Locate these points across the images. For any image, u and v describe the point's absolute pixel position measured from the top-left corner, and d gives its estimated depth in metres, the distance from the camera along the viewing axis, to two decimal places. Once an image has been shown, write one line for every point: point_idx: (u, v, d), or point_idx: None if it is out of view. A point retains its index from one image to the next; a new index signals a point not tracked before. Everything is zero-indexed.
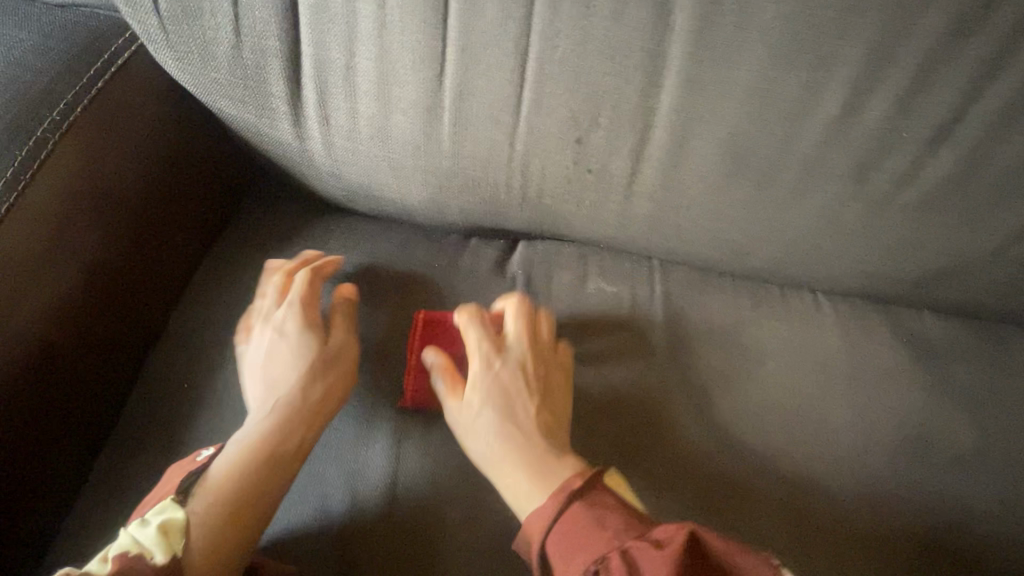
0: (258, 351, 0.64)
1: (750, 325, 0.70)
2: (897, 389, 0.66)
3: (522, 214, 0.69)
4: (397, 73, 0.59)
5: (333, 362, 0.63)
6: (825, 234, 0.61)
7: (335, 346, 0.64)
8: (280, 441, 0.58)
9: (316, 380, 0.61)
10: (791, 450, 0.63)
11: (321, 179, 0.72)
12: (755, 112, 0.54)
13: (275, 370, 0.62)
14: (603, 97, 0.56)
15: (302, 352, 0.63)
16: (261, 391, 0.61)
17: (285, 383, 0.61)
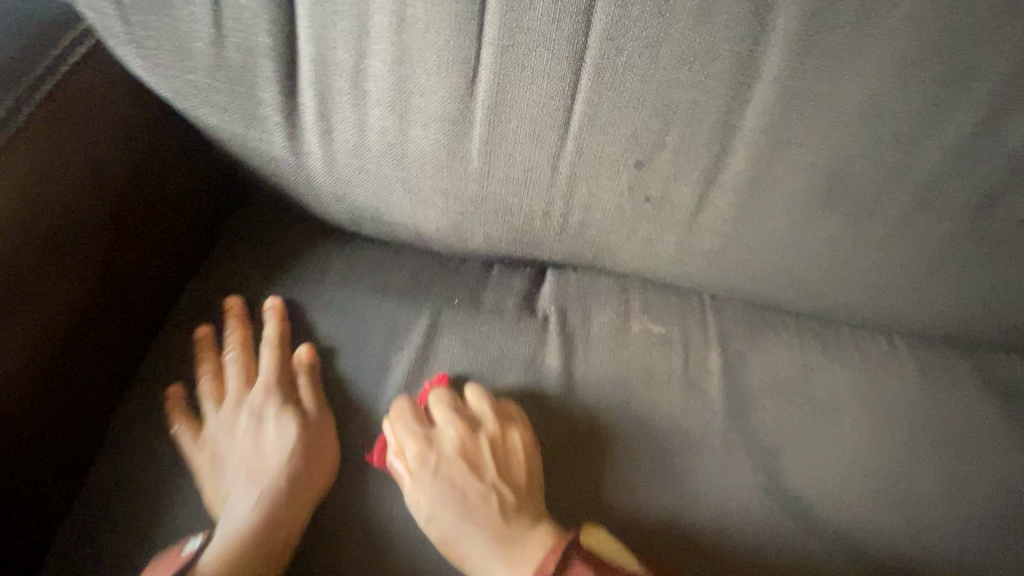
0: (234, 427, 0.54)
1: (823, 374, 0.59)
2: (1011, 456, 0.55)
3: (560, 244, 0.59)
4: (418, 79, 0.48)
5: (315, 437, 0.54)
6: (919, 271, 0.53)
7: (312, 416, 0.55)
8: (264, 540, 0.48)
9: (298, 461, 0.52)
10: (881, 529, 0.53)
11: (321, 201, 0.60)
12: (851, 132, 0.47)
13: (257, 452, 0.53)
14: (679, 110, 0.47)
15: (284, 428, 0.53)
16: (242, 478, 0.52)
17: (269, 467, 0.52)
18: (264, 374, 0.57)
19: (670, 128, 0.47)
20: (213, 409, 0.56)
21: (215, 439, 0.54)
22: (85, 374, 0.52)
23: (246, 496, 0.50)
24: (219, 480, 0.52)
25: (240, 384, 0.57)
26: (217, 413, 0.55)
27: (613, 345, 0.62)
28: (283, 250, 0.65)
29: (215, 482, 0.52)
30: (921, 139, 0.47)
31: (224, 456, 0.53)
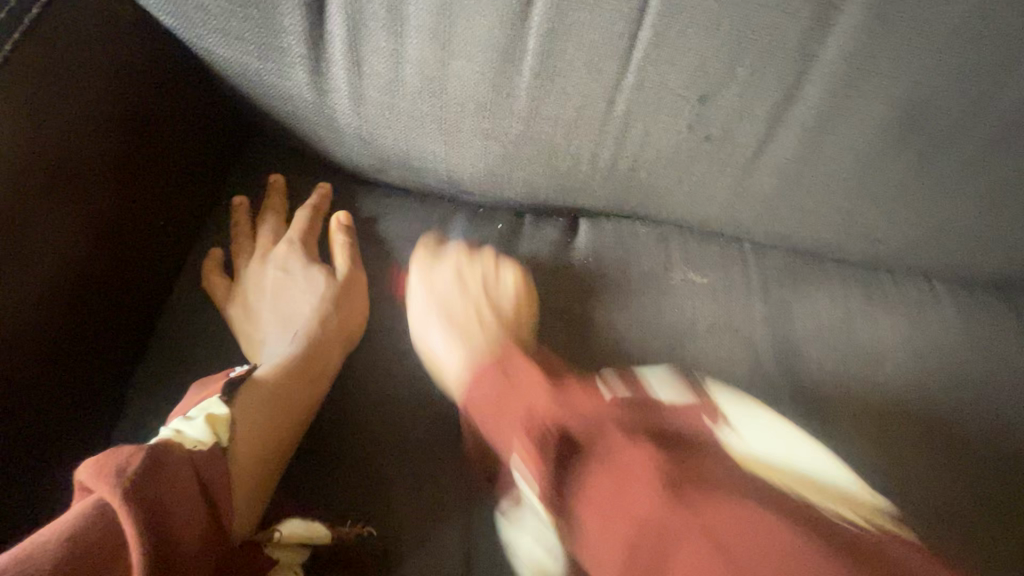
0: (268, 276, 0.56)
1: (866, 320, 0.58)
2: None
3: (604, 188, 0.55)
4: (464, 0, 0.43)
5: (344, 292, 0.54)
6: (977, 210, 0.51)
7: (345, 275, 0.55)
8: (299, 376, 0.50)
9: (330, 308, 0.53)
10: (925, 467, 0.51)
11: (345, 144, 0.56)
12: (942, 61, 0.43)
13: (289, 304, 0.55)
14: (754, 39, 0.43)
15: (317, 282, 0.55)
16: (276, 327, 0.53)
17: (297, 317, 0.54)
18: (293, 234, 0.57)
19: (741, 59, 0.44)
20: (242, 262, 0.57)
21: (251, 285, 0.55)
22: (98, 325, 0.49)
23: (284, 341, 0.52)
24: (255, 322, 0.54)
25: (268, 240, 0.57)
26: (246, 264, 0.56)
27: (657, 295, 0.59)
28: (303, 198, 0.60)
29: (250, 329, 0.53)
30: (1013, 67, 0.43)
31: (258, 303, 0.54)
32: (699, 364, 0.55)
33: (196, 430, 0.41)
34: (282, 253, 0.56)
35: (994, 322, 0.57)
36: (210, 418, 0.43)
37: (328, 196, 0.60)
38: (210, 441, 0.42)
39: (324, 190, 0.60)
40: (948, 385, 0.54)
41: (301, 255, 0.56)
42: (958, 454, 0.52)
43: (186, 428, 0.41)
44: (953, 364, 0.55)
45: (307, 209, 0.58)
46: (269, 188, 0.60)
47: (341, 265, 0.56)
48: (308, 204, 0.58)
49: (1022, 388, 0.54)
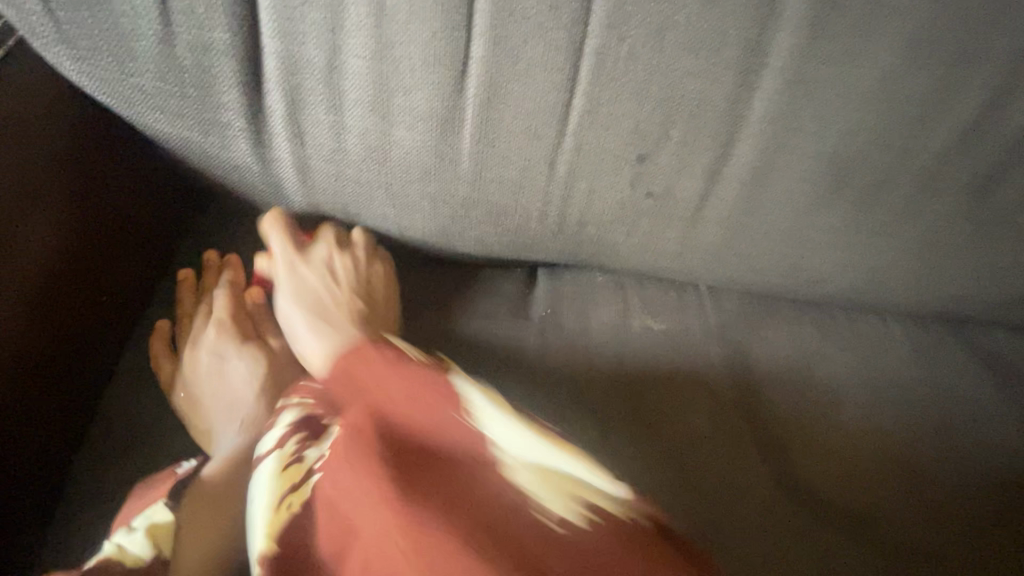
0: (208, 359, 0.54)
1: (825, 361, 0.58)
2: (998, 421, 0.55)
3: (555, 243, 0.55)
4: (398, 76, 0.44)
5: (280, 370, 0.55)
6: (915, 252, 0.52)
7: (283, 353, 0.56)
8: (251, 464, 0.48)
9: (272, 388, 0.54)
10: (892, 506, 0.50)
11: (293, 210, 0.55)
12: (862, 118, 0.45)
13: (228, 387, 0.53)
14: (681, 104, 0.44)
15: (256, 360, 0.55)
16: (223, 415, 0.52)
17: (241, 400, 0.53)
18: (221, 313, 0.56)
19: (672, 121, 0.45)
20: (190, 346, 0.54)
21: (194, 368, 0.53)
22: (39, 405, 0.46)
23: (234, 428, 0.51)
24: (198, 409, 0.52)
25: (199, 324, 0.55)
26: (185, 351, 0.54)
27: (620, 343, 0.58)
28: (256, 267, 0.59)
29: (196, 422, 0.51)
30: (926, 120, 0.45)
31: (201, 389, 0.52)
32: (664, 410, 0.55)
33: (134, 543, 0.40)
34: (220, 333, 0.55)
35: (945, 356, 0.58)
36: (152, 527, 0.41)
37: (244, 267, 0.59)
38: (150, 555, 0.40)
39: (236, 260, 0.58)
40: (911, 421, 0.54)
41: (234, 334, 0.55)
42: (932, 491, 0.51)
43: (123, 542, 0.39)
44: (916, 399, 0.55)
45: (230, 285, 0.57)
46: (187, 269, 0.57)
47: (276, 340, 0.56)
48: (230, 280, 0.57)
49: (979, 420, 0.55)
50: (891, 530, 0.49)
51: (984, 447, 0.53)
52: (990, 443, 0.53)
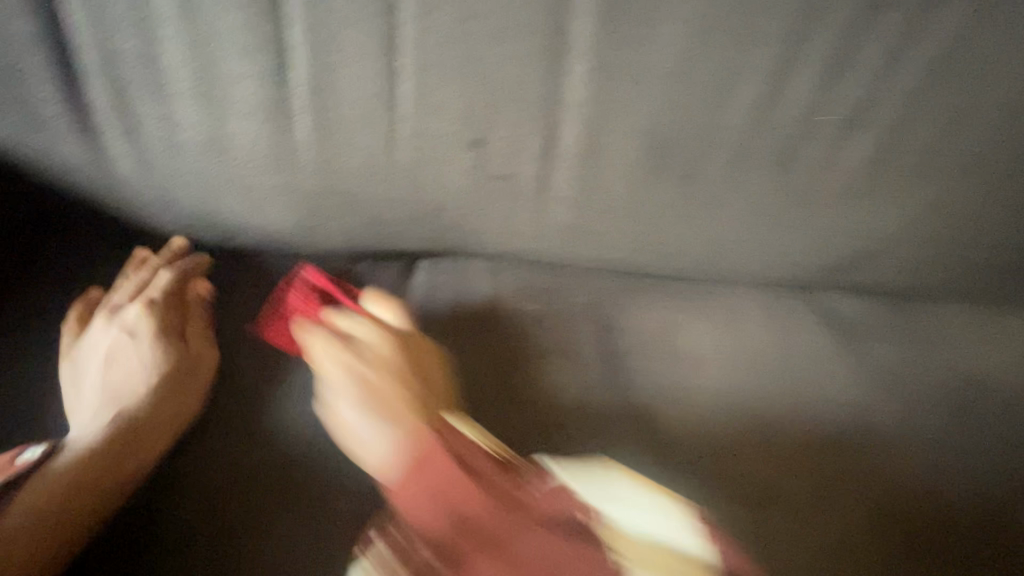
0: (110, 339, 0.50)
1: (689, 326, 0.60)
2: (850, 373, 0.58)
3: (417, 228, 0.57)
4: (220, 71, 0.44)
5: (194, 370, 0.50)
6: (746, 221, 0.57)
7: (200, 355, 0.51)
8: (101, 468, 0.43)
9: (169, 390, 0.48)
10: (763, 455, 0.52)
11: (141, 205, 0.54)
12: (672, 97, 0.48)
13: (125, 375, 0.49)
14: (502, 90, 0.46)
15: (161, 357, 0.50)
16: (103, 399, 0.47)
17: (134, 391, 0.48)
18: (152, 295, 0.52)
19: (496, 104, 0.47)
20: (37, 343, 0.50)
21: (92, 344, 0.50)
22: None
23: (102, 417, 0.46)
24: (84, 385, 0.48)
25: (121, 300, 0.52)
26: (91, 321, 0.51)
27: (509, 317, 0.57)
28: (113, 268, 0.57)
29: (71, 397, 0.48)
30: (727, 93, 0.48)
31: (95, 369, 0.49)
32: (542, 387, 0.53)
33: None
34: (145, 313, 0.51)
35: (798, 316, 0.62)
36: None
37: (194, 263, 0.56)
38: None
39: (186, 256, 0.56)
40: (767, 377, 0.58)
41: (156, 321, 0.51)
42: (792, 439, 0.53)
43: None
44: (774, 359, 0.58)
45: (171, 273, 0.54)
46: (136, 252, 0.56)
47: (196, 342, 0.51)
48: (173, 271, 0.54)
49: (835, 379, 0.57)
50: (765, 482, 0.50)
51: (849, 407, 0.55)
52: (841, 395, 0.56)
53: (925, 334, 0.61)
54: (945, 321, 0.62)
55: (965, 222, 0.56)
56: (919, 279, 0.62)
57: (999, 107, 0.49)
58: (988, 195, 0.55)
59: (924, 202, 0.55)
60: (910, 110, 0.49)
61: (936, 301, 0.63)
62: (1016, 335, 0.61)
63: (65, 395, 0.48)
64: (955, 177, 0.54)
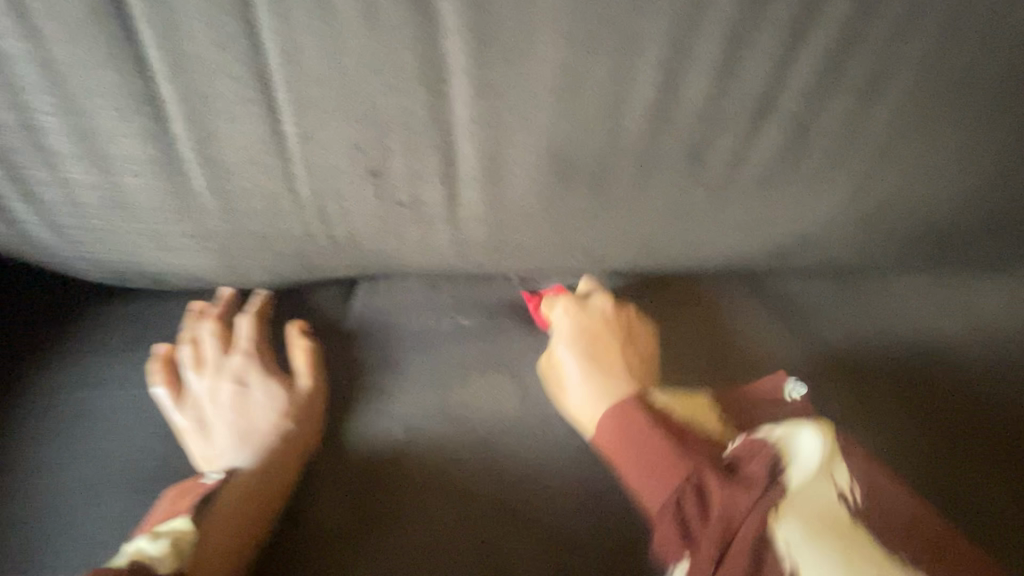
0: (222, 393, 0.55)
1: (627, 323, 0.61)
2: (776, 359, 0.60)
3: (342, 261, 0.57)
4: (101, 127, 0.44)
5: (307, 401, 0.55)
6: (670, 222, 0.56)
7: (308, 388, 0.55)
8: (263, 489, 0.49)
9: (291, 428, 0.53)
10: None
11: (66, 262, 0.55)
12: (566, 110, 0.47)
13: (245, 417, 0.54)
14: (390, 121, 0.45)
15: (277, 393, 0.55)
16: (233, 440, 0.53)
17: (252, 431, 0.53)
18: (246, 342, 0.57)
19: (389, 136, 0.46)
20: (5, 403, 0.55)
21: (195, 401, 0.54)
22: None
23: (243, 453, 0.52)
24: (214, 429, 0.53)
25: (221, 349, 0.57)
26: (199, 374, 0.56)
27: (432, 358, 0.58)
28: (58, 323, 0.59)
29: (204, 441, 0.53)
30: (623, 101, 0.47)
31: (211, 419, 0.54)
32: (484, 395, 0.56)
33: (158, 546, 0.41)
34: (246, 364, 0.57)
35: (727, 305, 0.63)
36: (175, 534, 0.43)
37: (261, 301, 0.60)
38: (173, 562, 0.41)
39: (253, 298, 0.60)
40: (699, 369, 0.59)
41: (257, 367, 0.57)
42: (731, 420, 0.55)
43: (150, 545, 0.41)
44: (703, 348, 0.60)
45: (249, 316, 0.59)
46: (218, 294, 0.60)
47: (303, 375, 0.56)
48: (244, 317, 0.58)
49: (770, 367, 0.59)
50: None
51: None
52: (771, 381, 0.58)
53: (856, 314, 0.63)
54: (875, 298, 0.64)
55: (886, 203, 0.56)
56: (855, 258, 0.62)
57: (903, 92, 0.49)
58: (907, 174, 0.54)
59: (848, 186, 0.55)
60: (817, 98, 0.48)
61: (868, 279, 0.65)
62: (941, 310, 0.63)
63: (198, 440, 0.53)
64: (872, 160, 0.53)
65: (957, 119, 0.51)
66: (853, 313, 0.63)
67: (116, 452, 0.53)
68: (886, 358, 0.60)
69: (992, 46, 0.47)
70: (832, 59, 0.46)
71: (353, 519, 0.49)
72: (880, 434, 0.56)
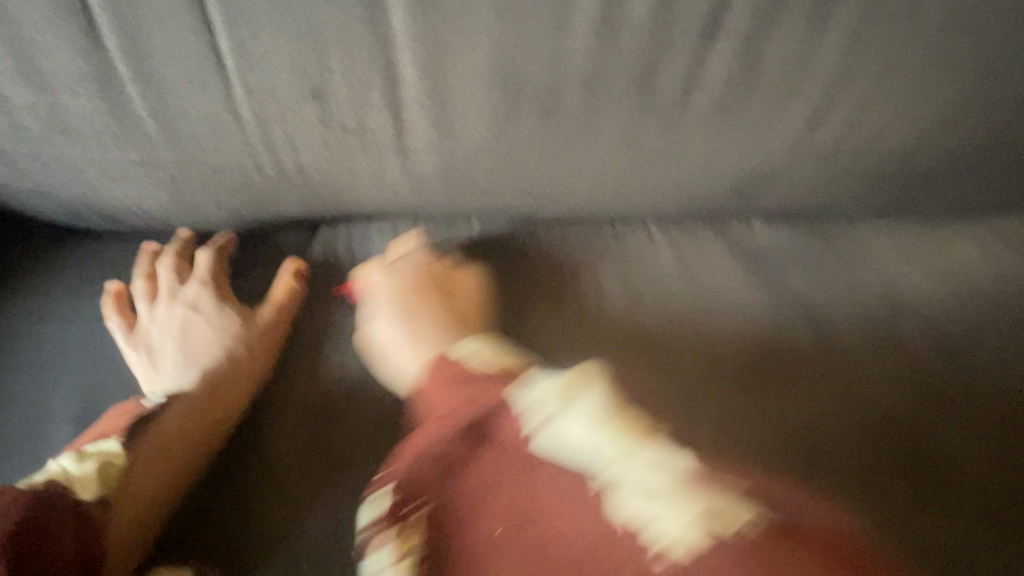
0: (178, 321, 0.55)
1: (588, 266, 0.60)
2: (743, 299, 0.58)
3: (294, 197, 0.56)
4: (33, 40, 0.43)
5: (265, 335, 0.53)
6: (625, 157, 0.55)
7: (271, 326, 0.54)
8: (212, 414, 0.49)
9: (243, 356, 0.52)
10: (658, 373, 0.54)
11: (16, 194, 0.55)
12: (507, 27, 0.46)
13: (197, 344, 0.54)
14: (326, 36, 0.45)
15: (232, 322, 0.54)
16: (183, 365, 0.53)
17: (202, 358, 0.53)
18: (203, 274, 0.56)
19: (327, 54, 0.46)
20: None
21: (147, 329, 0.54)
22: None
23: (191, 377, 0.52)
24: (164, 354, 0.53)
25: (178, 282, 0.57)
26: (155, 305, 0.56)
27: (374, 284, 0.57)
28: (13, 261, 0.59)
29: (152, 366, 0.53)
30: (566, 17, 0.46)
31: (161, 345, 0.54)
32: None
33: (83, 469, 0.41)
34: (201, 294, 0.56)
35: (691, 246, 0.62)
36: (105, 460, 0.42)
37: (227, 241, 0.59)
38: (94, 488, 0.40)
39: (220, 237, 0.59)
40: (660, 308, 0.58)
41: (214, 297, 0.56)
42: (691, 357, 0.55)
43: (74, 468, 0.40)
44: (666, 289, 0.59)
45: (209, 251, 0.57)
46: (177, 232, 0.59)
47: (265, 312, 0.55)
48: (207, 253, 0.57)
49: (736, 307, 0.58)
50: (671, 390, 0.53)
51: (731, 351, 0.55)
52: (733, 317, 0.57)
53: (822, 259, 0.61)
54: (840, 242, 0.63)
55: (844, 136, 0.55)
56: (817, 199, 0.61)
57: (854, 9, 0.47)
58: (864, 105, 0.53)
59: (805, 116, 0.53)
60: (765, 19, 0.47)
61: (833, 223, 0.64)
62: (909, 253, 0.62)
63: (146, 364, 0.53)
64: (828, 86, 0.52)
65: (914, 44, 0.50)
66: (822, 255, 0.62)
67: (61, 381, 0.52)
68: (863, 303, 0.58)
69: None
70: None
71: (301, 443, 0.49)
72: (862, 382, 0.53)
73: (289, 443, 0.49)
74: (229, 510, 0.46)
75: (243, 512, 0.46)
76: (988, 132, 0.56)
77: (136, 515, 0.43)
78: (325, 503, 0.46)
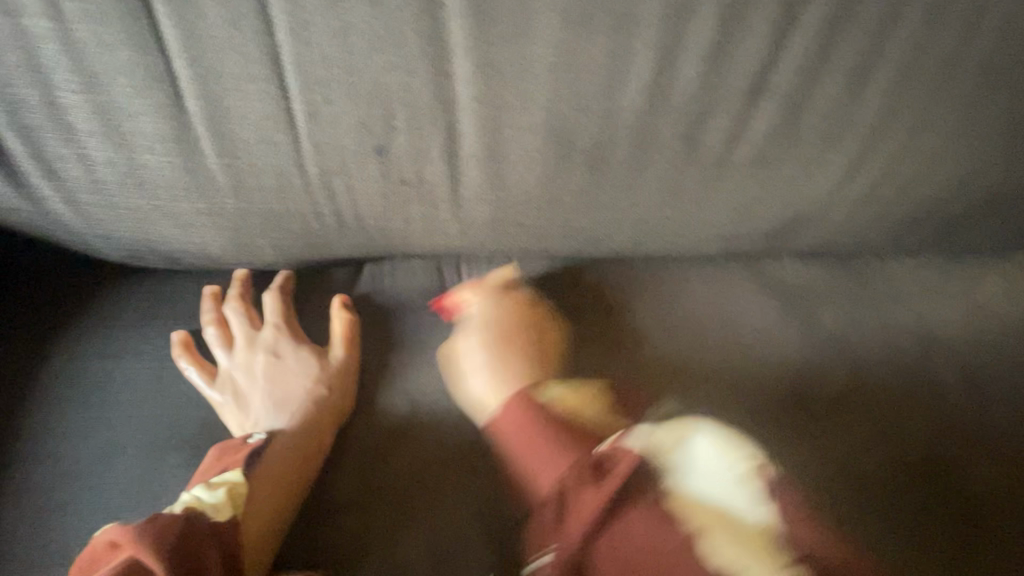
0: (256, 366, 0.57)
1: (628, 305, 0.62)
2: (779, 337, 0.60)
3: (348, 240, 0.58)
4: (118, 103, 0.46)
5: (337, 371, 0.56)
6: (668, 203, 0.57)
7: (343, 362, 0.57)
8: (302, 449, 0.52)
9: (325, 392, 0.55)
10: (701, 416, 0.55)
11: (83, 239, 0.57)
12: (563, 88, 0.48)
13: (280, 386, 0.56)
14: (393, 98, 0.47)
15: (309, 361, 0.57)
16: (271, 409, 0.55)
17: (289, 400, 0.55)
18: (274, 317, 0.59)
19: (393, 113, 0.48)
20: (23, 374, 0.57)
21: (229, 377, 0.56)
22: None
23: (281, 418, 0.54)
24: (250, 400, 0.55)
25: (252, 327, 0.59)
26: (232, 353, 0.58)
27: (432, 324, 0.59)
28: (75, 300, 0.61)
29: (240, 412, 0.55)
30: (619, 80, 0.48)
31: (246, 391, 0.56)
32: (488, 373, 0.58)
33: (214, 496, 0.46)
34: (276, 337, 0.58)
35: (727, 284, 0.64)
36: (230, 485, 0.47)
37: (287, 282, 0.62)
38: (225, 510, 0.45)
39: (280, 278, 0.62)
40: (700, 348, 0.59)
41: (288, 338, 0.59)
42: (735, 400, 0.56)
43: (206, 496, 0.45)
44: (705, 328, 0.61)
45: (274, 292, 0.60)
46: (236, 276, 0.61)
47: (339, 348, 0.58)
48: (274, 295, 0.60)
49: (773, 345, 0.60)
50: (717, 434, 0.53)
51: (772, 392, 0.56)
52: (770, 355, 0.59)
53: (855, 297, 0.63)
54: (871, 279, 0.64)
55: (878, 184, 0.57)
56: (849, 239, 0.63)
57: (893, 69, 0.50)
58: (898, 156, 0.55)
59: (842, 165, 0.56)
60: (807, 81, 0.50)
61: (864, 261, 0.66)
62: (939, 291, 0.64)
63: (235, 411, 0.55)
64: (866, 138, 0.54)
65: (949, 99, 0.52)
66: (854, 293, 0.63)
67: (127, 421, 0.54)
68: (888, 343, 0.60)
69: (979, 27, 0.48)
70: (820, 40, 0.48)
71: (370, 478, 0.51)
72: (894, 410, 0.56)
73: (365, 478, 0.51)
74: (323, 542, 0.48)
75: (336, 543, 0.48)
76: (1013, 178, 0.58)
77: (257, 546, 0.46)
78: (399, 539, 0.48)
